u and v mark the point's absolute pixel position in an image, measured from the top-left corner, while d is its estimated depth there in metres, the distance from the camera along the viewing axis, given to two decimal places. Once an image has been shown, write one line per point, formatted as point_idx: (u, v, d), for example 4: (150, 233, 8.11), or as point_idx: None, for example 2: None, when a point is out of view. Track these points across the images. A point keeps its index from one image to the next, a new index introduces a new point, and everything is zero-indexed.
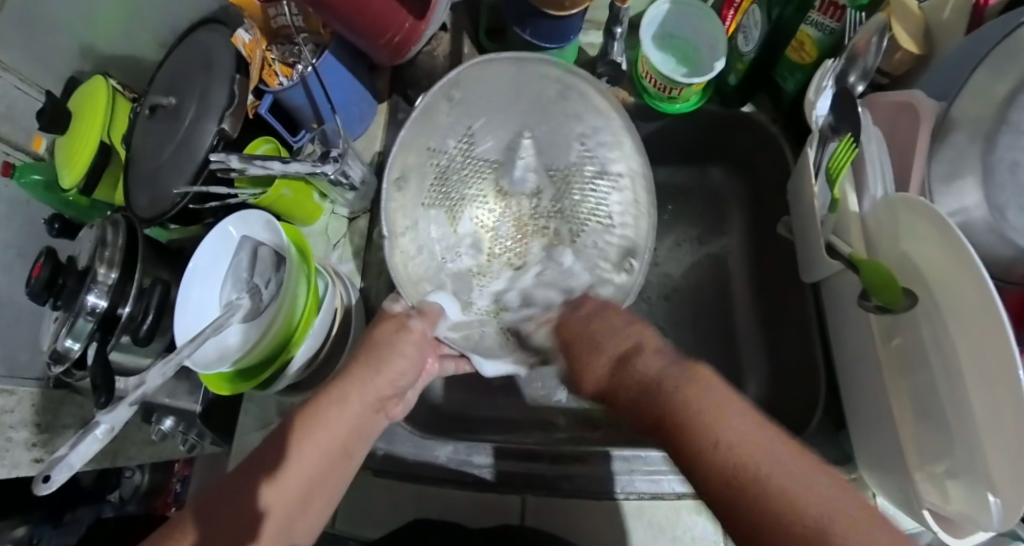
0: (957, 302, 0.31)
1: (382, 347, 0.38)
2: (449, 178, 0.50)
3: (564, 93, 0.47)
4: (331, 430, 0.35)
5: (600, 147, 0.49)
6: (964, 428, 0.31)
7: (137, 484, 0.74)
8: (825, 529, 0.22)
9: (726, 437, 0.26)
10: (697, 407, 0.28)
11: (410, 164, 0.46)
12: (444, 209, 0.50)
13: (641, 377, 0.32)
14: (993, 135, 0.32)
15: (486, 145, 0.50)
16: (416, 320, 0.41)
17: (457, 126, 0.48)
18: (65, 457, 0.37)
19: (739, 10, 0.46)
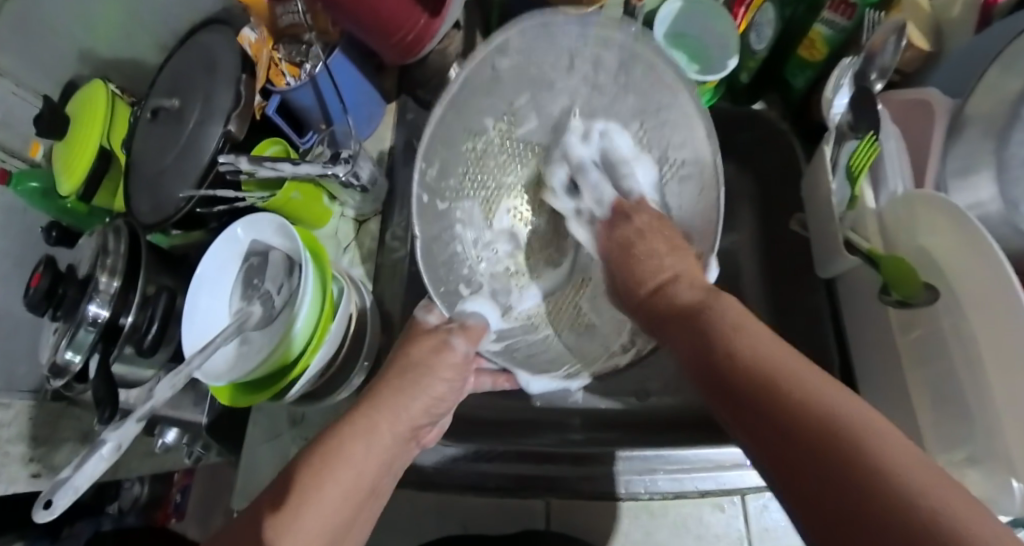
0: (978, 293, 0.31)
1: (418, 371, 0.37)
2: (488, 161, 0.45)
3: (625, 66, 0.41)
4: (362, 470, 0.33)
5: (660, 130, 0.43)
6: (986, 417, 0.31)
7: (137, 496, 0.73)
8: (859, 427, 0.19)
9: (746, 346, 0.25)
10: (729, 321, 0.27)
11: (447, 147, 0.42)
12: (481, 195, 0.46)
13: (676, 307, 0.32)
14: (1007, 129, 0.32)
15: (530, 126, 0.45)
16: (458, 335, 0.40)
17: (498, 103, 0.42)
18: (71, 479, 0.34)
19: (750, 7, 0.46)
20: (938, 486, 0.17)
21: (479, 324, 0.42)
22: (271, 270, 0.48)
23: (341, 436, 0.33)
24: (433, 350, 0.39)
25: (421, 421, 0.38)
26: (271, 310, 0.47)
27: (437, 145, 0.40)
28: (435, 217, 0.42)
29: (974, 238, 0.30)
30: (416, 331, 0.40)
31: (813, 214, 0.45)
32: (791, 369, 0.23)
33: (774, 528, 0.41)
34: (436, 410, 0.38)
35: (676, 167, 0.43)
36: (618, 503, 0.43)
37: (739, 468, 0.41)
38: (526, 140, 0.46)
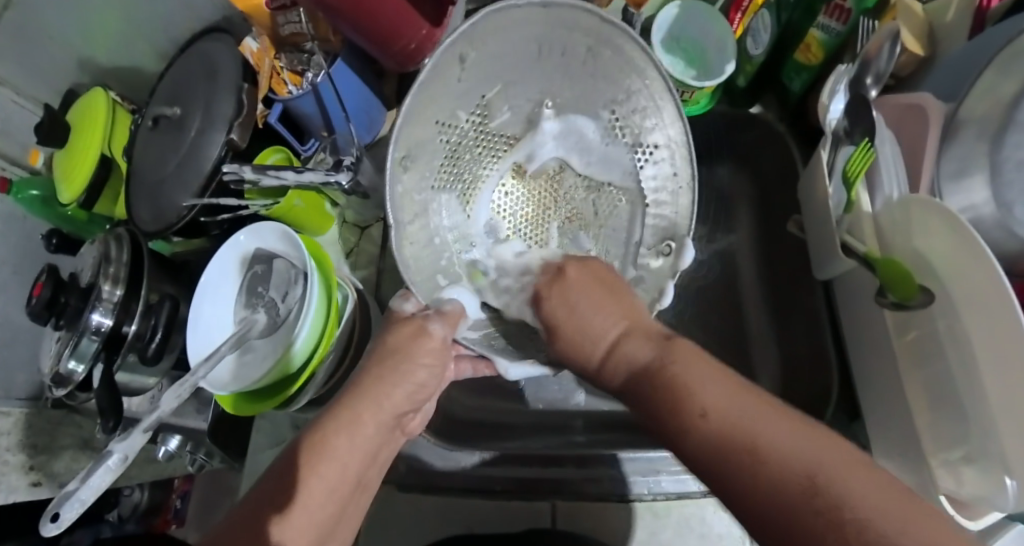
0: (972, 295, 0.32)
1: (395, 358, 0.37)
2: (462, 153, 0.43)
3: (593, 50, 0.39)
4: (341, 459, 0.34)
5: (633, 113, 0.42)
6: (981, 415, 0.32)
7: (136, 502, 0.71)
8: (821, 481, 0.21)
9: (711, 405, 0.26)
10: (687, 379, 0.28)
11: (419, 143, 0.38)
12: (459, 187, 0.44)
13: (632, 363, 0.32)
14: (1001, 133, 0.33)
15: (503, 117, 0.44)
16: (435, 321, 0.37)
17: (472, 94, 0.40)
18: (75, 492, 0.33)
19: (746, 13, 0.48)
20: (929, 530, 0.19)
21: (457, 308, 0.39)
22: (275, 278, 0.49)
23: (315, 439, 0.34)
24: (411, 337, 0.37)
25: (405, 407, 0.37)
26: (275, 318, 0.48)
27: (408, 141, 0.36)
28: (416, 214, 0.40)
29: (968, 241, 0.31)
30: (395, 319, 0.38)
31: (811, 216, 0.45)
32: (761, 428, 0.24)
33: None
34: (418, 397, 0.38)
35: (650, 150, 0.42)
36: (634, 503, 0.43)
37: None
38: (501, 132, 0.44)
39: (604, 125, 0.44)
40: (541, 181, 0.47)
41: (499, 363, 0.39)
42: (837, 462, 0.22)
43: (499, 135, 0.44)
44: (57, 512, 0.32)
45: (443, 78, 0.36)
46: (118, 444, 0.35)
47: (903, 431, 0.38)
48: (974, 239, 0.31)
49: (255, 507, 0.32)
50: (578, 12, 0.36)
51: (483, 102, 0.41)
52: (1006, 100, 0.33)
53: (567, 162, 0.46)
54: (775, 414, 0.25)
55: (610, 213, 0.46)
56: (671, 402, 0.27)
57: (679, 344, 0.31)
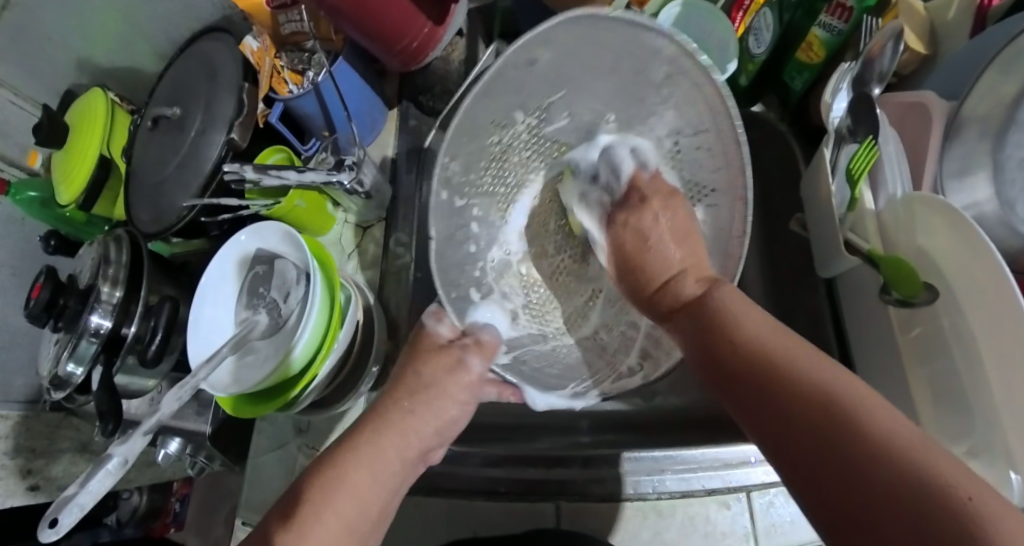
0: (977, 290, 0.32)
1: (428, 390, 0.37)
2: (511, 155, 0.44)
3: (672, 77, 0.38)
4: (363, 497, 0.32)
5: (696, 149, 0.41)
6: (986, 410, 0.32)
7: (134, 507, 0.70)
8: (853, 407, 0.21)
9: (755, 338, 0.26)
10: (739, 321, 0.28)
11: (470, 142, 0.40)
12: (503, 189, 0.45)
13: (686, 298, 0.32)
14: (1003, 131, 0.33)
15: (559, 123, 0.44)
16: (472, 353, 0.39)
17: (531, 97, 0.40)
18: (74, 497, 0.32)
19: (748, 12, 0.49)
20: (957, 473, 0.18)
21: (494, 340, 0.41)
22: (276, 279, 0.48)
23: (338, 450, 0.33)
24: (448, 371, 0.38)
25: (432, 445, 0.37)
26: (277, 318, 0.47)
27: (461, 134, 0.38)
28: (451, 213, 0.41)
29: (970, 238, 0.31)
30: (427, 345, 0.39)
31: (813, 215, 0.45)
32: (802, 368, 0.24)
33: (780, 525, 0.41)
34: (447, 433, 0.37)
35: (705, 193, 0.41)
36: (624, 503, 0.43)
37: (745, 467, 0.42)
38: (553, 139, 0.45)
39: (664, 155, 0.43)
40: None
41: (528, 393, 0.42)
42: (871, 405, 0.21)
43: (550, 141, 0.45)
44: (54, 516, 0.32)
45: (506, 78, 0.36)
46: (117, 448, 0.34)
47: None
48: (978, 234, 0.31)
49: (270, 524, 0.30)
50: (662, 45, 0.35)
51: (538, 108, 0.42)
52: (1009, 99, 0.33)
53: None
54: (821, 358, 0.24)
55: None
56: (718, 331, 0.28)
57: (727, 290, 0.31)
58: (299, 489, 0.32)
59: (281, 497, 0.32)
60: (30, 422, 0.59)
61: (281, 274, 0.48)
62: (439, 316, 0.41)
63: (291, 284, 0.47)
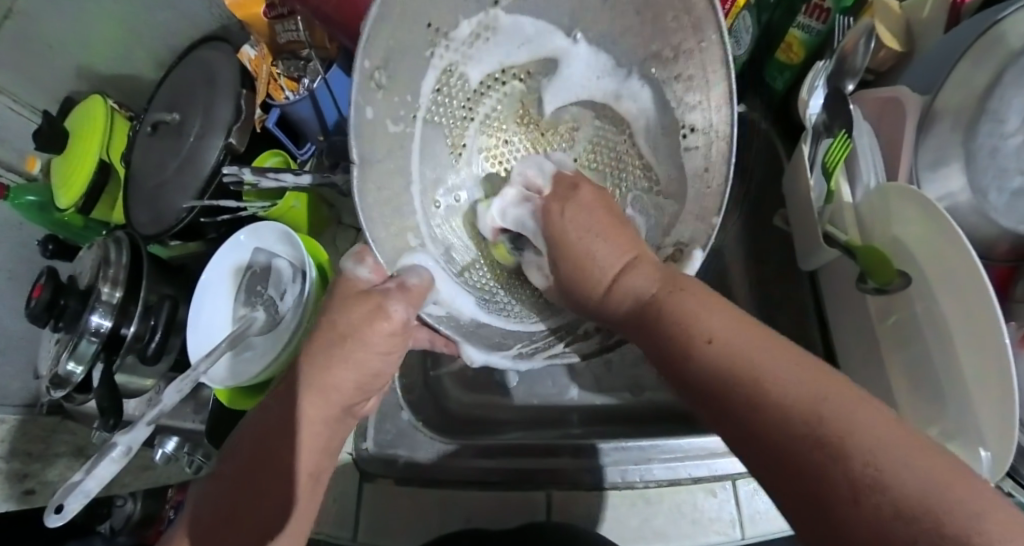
0: (948, 277, 0.34)
1: (348, 341, 0.34)
2: (457, 76, 0.38)
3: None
4: (294, 470, 0.34)
5: (674, 81, 0.38)
6: (957, 390, 0.34)
7: (129, 514, 0.68)
8: (839, 439, 0.20)
9: (717, 349, 0.25)
10: (694, 314, 0.26)
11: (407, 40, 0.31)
12: (446, 121, 0.39)
13: (634, 296, 0.30)
14: (974, 123, 0.36)
15: (506, 34, 0.38)
16: (395, 300, 0.34)
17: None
18: (80, 484, 0.34)
19: (730, 13, 0.46)
20: (929, 474, 0.18)
21: (423, 284, 0.35)
22: (273, 277, 0.49)
23: (291, 460, 0.34)
24: (367, 318, 0.34)
25: (355, 399, 0.36)
26: (274, 315, 0.48)
27: (387, 29, 0.29)
28: (380, 132, 0.32)
29: (942, 229, 0.33)
30: (348, 291, 0.35)
31: (795, 208, 0.47)
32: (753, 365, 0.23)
33: (764, 511, 0.43)
34: (369, 387, 0.36)
35: (683, 134, 0.39)
36: (608, 491, 0.44)
37: (730, 455, 0.43)
38: (509, 68, 0.41)
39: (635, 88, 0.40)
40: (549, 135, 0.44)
41: (464, 350, 0.38)
42: (857, 406, 0.21)
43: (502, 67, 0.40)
44: (61, 502, 0.34)
45: None
46: (121, 437, 0.35)
47: None
48: (949, 224, 0.32)
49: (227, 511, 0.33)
50: None
51: (486, 14, 0.36)
52: (980, 91, 0.35)
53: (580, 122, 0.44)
54: (783, 355, 0.23)
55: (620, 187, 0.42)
56: (678, 331, 0.26)
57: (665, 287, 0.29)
58: (264, 490, 0.33)
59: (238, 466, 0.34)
60: (27, 426, 0.59)
61: (277, 273, 0.48)
62: (360, 255, 0.36)
63: (288, 283, 0.48)
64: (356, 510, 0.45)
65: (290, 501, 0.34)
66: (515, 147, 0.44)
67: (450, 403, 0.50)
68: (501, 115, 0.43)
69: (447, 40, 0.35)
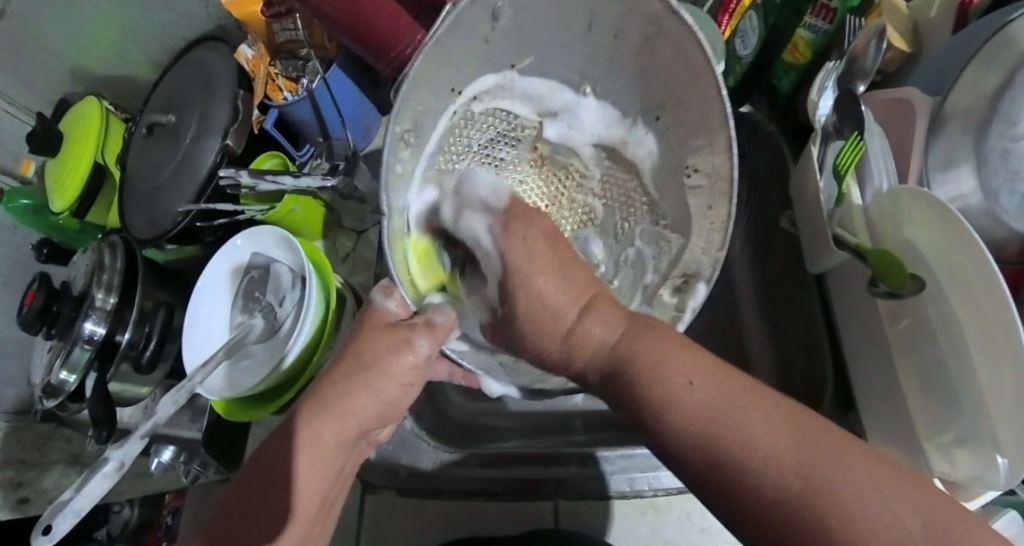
0: (963, 282, 0.33)
1: (368, 371, 0.34)
2: (474, 124, 0.38)
3: (649, 40, 0.34)
4: (303, 490, 0.33)
5: (675, 127, 0.37)
6: (972, 394, 0.33)
7: (126, 520, 0.66)
8: (810, 493, 0.19)
9: (680, 404, 0.23)
10: (651, 365, 0.25)
11: (428, 107, 0.33)
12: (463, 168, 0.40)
13: (598, 345, 0.28)
14: (986, 124, 0.35)
15: (522, 84, 0.38)
16: (421, 334, 0.34)
17: (491, 60, 0.35)
18: (71, 501, 0.34)
19: (733, 14, 0.48)
20: (900, 497, 0.19)
21: (448, 321, 0.35)
22: (272, 283, 0.48)
23: (290, 471, 0.33)
24: (391, 349, 0.34)
25: (372, 425, 0.36)
26: (272, 322, 0.47)
27: (415, 92, 0.30)
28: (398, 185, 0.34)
29: (956, 232, 0.32)
30: (374, 323, 0.35)
31: (803, 211, 0.46)
32: (739, 426, 0.22)
33: None
34: (386, 415, 0.36)
35: (688, 174, 0.38)
36: (612, 501, 0.43)
37: None
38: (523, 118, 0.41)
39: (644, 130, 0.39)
40: (566, 173, 0.43)
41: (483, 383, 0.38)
42: (818, 440, 0.21)
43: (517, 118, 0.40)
44: (49, 522, 0.33)
45: (458, 35, 0.30)
46: (114, 452, 0.35)
47: (897, 415, 0.39)
48: (962, 227, 0.32)
49: (228, 513, 0.32)
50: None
51: (504, 77, 0.37)
52: (991, 92, 0.35)
53: (593, 165, 0.43)
54: (744, 390, 0.23)
55: (629, 227, 0.42)
56: (639, 390, 0.25)
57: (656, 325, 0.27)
58: (266, 488, 0.32)
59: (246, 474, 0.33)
60: (22, 433, 0.58)
61: (277, 277, 0.47)
62: (388, 290, 0.36)
63: (287, 288, 0.47)
64: (358, 520, 0.44)
65: (289, 513, 0.32)
66: (532, 186, 0.43)
67: (455, 412, 0.49)
68: (516, 157, 0.42)
69: (468, 94, 0.36)
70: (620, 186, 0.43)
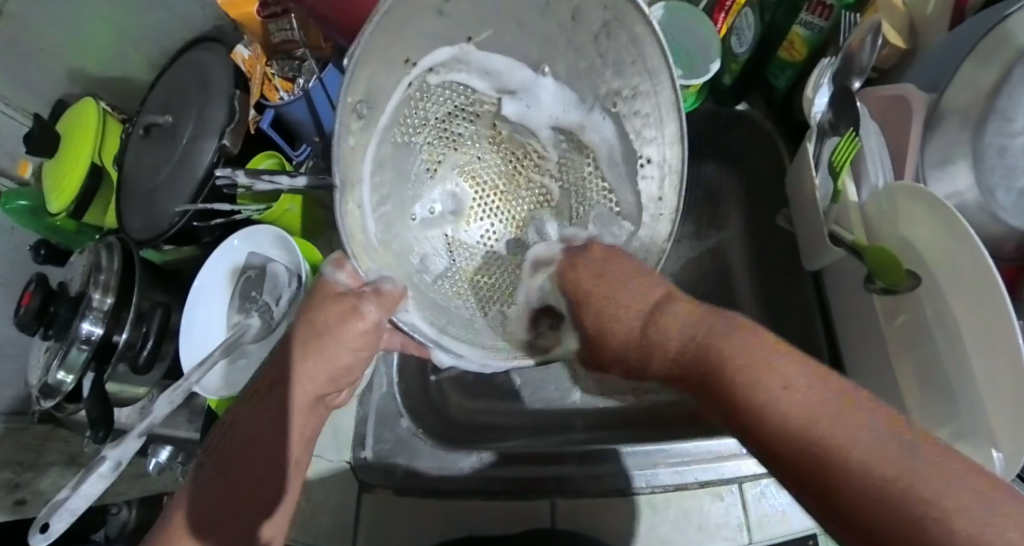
0: (960, 281, 0.33)
1: (321, 337, 0.34)
2: (429, 97, 0.35)
3: (609, 29, 0.34)
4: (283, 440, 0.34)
5: (634, 117, 0.37)
6: (968, 391, 0.33)
7: (124, 523, 0.63)
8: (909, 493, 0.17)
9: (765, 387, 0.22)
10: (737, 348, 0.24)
11: (380, 80, 0.29)
12: (419, 142, 0.36)
13: (676, 330, 0.28)
14: (983, 121, 0.35)
15: (483, 59, 0.36)
16: (368, 301, 0.33)
17: (444, 35, 0.32)
18: (68, 500, 0.34)
19: (730, 13, 0.49)
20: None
21: (398, 290, 0.32)
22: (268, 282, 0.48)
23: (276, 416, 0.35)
24: (343, 318, 0.34)
25: (325, 390, 0.36)
26: (268, 321, 0.47)
27: (370, 57, 0.27)
28: (347, 155, 0.28)
29: (953, 231, 0.32)
30: (325, 295, 0.35)
31: (800, 208, 0.46)
32: (837, 430, 0.19)
33: (773, 515, 0.42)
34: (341, 380, 0.36)
35: (641, 165, 0.39)
36: (637, 495, 0.43)
37: (736, 459, 0.42)
38: (478, 95, 0.38)
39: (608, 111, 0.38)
40: (522, 154, 0.41)
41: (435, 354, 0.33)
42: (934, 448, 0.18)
43: (474, 95, 0.37)
44: (47, 521, 0.33)
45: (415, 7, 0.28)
46: (111, 451, 0.35)
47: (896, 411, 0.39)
48: (960, 226, 0.31)
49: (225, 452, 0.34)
50: None
51: (459, 49, 0.34)
52: (988, 89, 0.35)
53: (550, 147, 0.41)
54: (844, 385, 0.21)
55: (586, 211, 0.40)
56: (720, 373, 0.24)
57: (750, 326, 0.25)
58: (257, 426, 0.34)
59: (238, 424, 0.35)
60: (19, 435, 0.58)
61: (274, 276, 0.48)
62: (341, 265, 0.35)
63: (283, 287, 0.47)
64: (355, 520, 0.44)
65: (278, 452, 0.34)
66: (488, 166, 0.40)
67: (453, 412, 0.49)
68: (471, 133, 0.39)
69: (424, 65, 0.33)
70: (578, 170, 0.41)
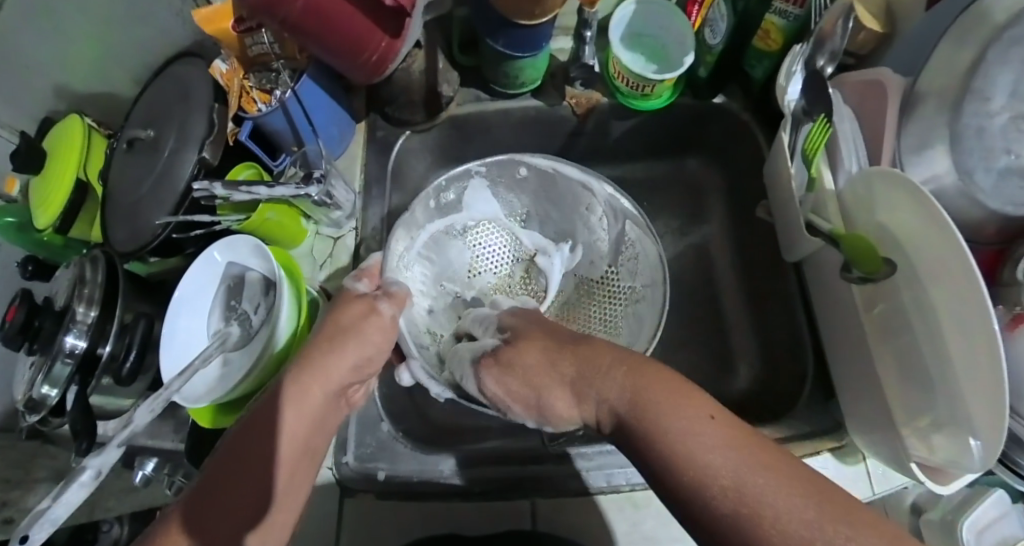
0: (935, 264, 0.32)
1: (348, 332, 0.38)
2: (490, 230, 0.55)
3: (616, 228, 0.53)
4: (291, 431, 0.35)
5: (630, 263, 0.53)
6: (946, 379, 0.33)
7: (117, 539, 0.63)
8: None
9: (697, 465, 0.25)
10: (660, 406, 0.29)
11: (472, 214, 0.55)
12: (471, 249, 0.55)
13: (605, 385, 0.32)
14: (960, 102, 0.35)
15: (533, 234, 0.56)
16: (385, 301, 0.41)
17: (513, 206, 0.56)
18: (47, 511, 0.33)
19: (704, 6, 0.49)
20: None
21: (403, 292, 0.43)
22: (249, 291, 0.50)
23: (278, 412, 0.35)
24: (362, 317, 0.40)
25: (351, 380, 0.39)
26: (249, 330, 0.49)
27: (456, 180, 0.51)
28: (429, 212, 0.51)
29: (928, 211, 0.31)
30: (346, 296, 0.41)
31: (777, 200, 0.46)
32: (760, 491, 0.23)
33: None
34: (364, 371, 0.40)
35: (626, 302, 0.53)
36: (599, 497, 0.42)
37: None
38: (526, 243, 0.56)
39: (608, 266, 0.55)
40: (542, 283, 0.55)
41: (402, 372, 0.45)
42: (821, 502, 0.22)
43: (523, 243, 0.56)
44: (25, 532, 0.32)
45: (511, 166, 0.52)
46: (91, 460, 0.35)
47: (875, 401, 0.39)
48: (932, 208, 0.31)
49: (236, 447, 0.34)
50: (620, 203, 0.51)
51: (530, 199, 0.55)
52: (964, 70, 0.34)
53: (567, 290, 0.55)
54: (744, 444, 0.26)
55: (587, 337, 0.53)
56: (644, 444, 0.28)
57: (655, 369, 0.31)
58: (264, 424, 0.35)
59: (252, 409, 0.36)
60: (6, 451, 0.58)
61: (253, 286, 0.50)
62: (360, 276, 0.43)
63: (262, 295, 0.49)
64: (337, 528, 0.43)
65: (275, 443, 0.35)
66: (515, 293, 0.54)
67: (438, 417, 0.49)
68: (510, 271, 0.55)
69: (505, 208, 0.56)
70: (585, 306, 0.54)
